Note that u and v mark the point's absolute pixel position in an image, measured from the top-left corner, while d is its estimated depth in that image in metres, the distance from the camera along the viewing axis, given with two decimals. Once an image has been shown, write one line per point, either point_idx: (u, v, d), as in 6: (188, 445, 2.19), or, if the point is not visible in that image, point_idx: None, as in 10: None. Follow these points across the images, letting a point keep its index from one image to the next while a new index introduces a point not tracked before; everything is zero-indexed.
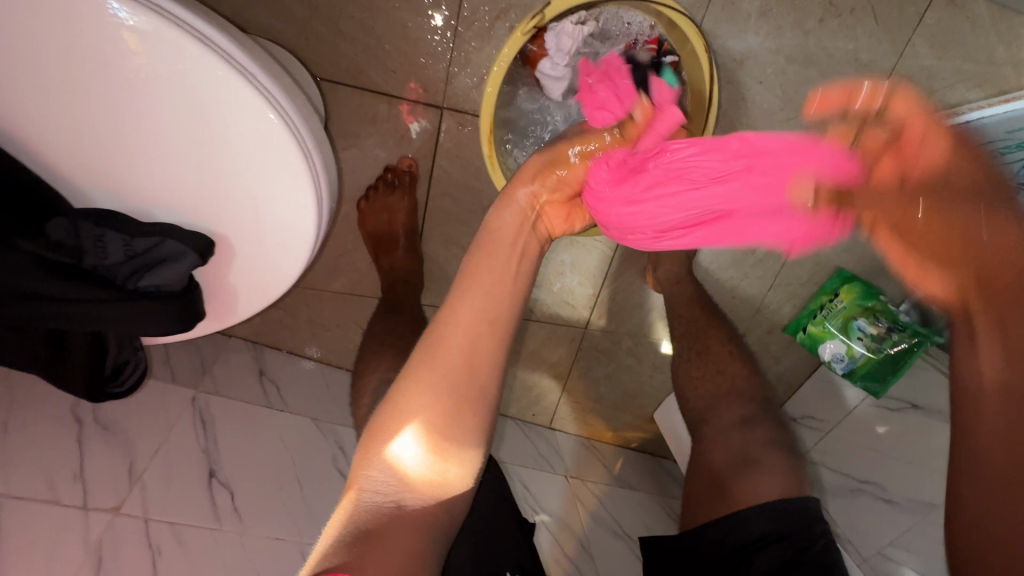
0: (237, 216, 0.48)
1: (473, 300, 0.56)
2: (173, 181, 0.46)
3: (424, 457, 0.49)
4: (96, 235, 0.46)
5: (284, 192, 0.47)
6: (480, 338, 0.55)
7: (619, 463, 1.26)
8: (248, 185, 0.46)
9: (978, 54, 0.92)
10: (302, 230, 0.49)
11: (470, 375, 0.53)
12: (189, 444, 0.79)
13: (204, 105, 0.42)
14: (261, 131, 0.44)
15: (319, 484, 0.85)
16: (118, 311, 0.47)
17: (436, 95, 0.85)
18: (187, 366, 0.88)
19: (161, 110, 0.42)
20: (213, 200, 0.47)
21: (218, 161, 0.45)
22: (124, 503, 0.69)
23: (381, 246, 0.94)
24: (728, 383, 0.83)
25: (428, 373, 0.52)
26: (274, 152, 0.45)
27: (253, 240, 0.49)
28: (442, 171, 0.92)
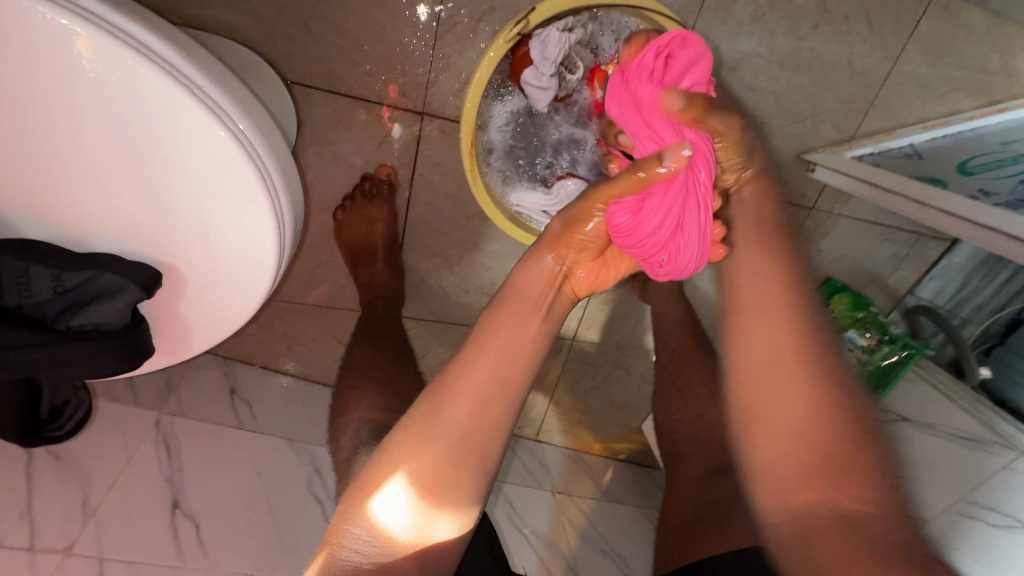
0: (188, 243, 0.43)
1: (483, 353, 0.49)
2: (112, 207, 0.41)
3: (411, 524, 0.44)
4: (19, 270, 0.41)
5: (240, 218, 0.42)
6: (488, 397, 0.48)
7: (608, 475, 1.24)
8: (199, 210, 0.41)
9: (971, 63, 0.91)
10: (262, 258, 0.45)
11: (476, 438, 0.47)
12: (151, 473, 0.74)
13: (145, 123, 0.37)
14: (212, 152, 0.39)
15: (292, 511, 0.81)
16: (47, 357, 0.42)
17: (416, 100, 0.80)
18: (151, 388, 0.83)
19: (96, 129, 0.37)
20: (158, 224, 0.42)
21: (165, 185, 0.40)
22: (76, 542, 0.65)
23: (359, 258, 0.89)
24: (707, 427, 0.82)
25: (422, 432, 0.46)
26: (228, 174, 0.40)
27: (207, 269, 0.45)
28: (423, 180, 0.87)
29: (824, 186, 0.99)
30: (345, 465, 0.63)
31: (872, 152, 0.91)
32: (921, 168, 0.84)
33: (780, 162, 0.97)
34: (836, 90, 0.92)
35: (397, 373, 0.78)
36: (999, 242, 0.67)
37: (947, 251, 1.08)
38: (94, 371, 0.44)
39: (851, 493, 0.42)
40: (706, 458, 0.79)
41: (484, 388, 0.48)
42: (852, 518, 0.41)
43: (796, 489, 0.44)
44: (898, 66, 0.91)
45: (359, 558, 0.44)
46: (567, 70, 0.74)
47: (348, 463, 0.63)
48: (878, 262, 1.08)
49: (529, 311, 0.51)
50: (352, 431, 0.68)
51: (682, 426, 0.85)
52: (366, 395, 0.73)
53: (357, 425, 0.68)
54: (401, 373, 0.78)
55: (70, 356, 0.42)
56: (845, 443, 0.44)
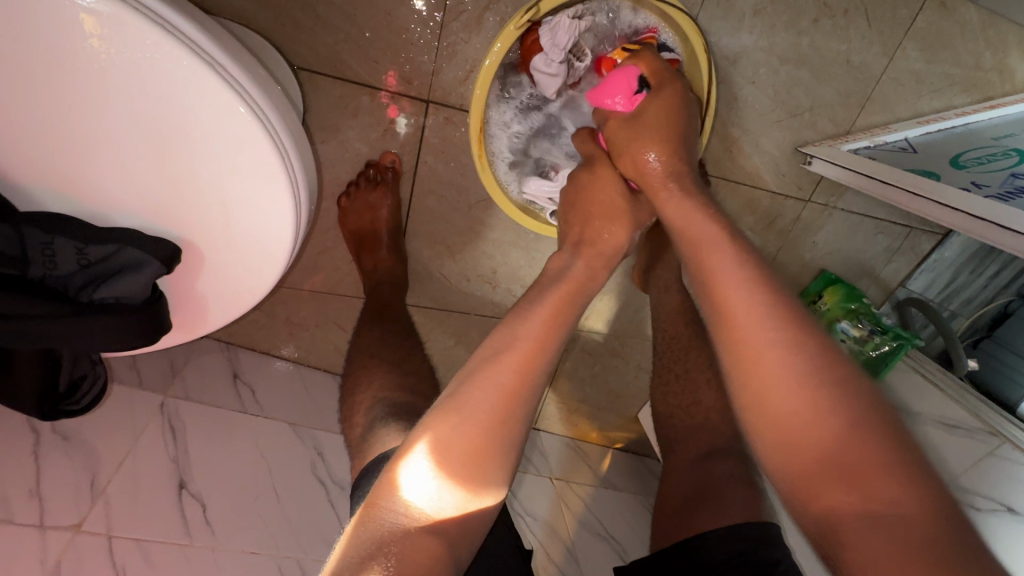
0: (207, 219, 0.44)
1: (524, 339, 0.52)
2: (135, 182, 0.42)
3: (453, 491, 0.46)
4: (45, 242, 0.43)
5: (258, 195, 0.43)
6: (527, 379, 0.51)
7: (605, 463, 1.26)
8: (219, 186, 0.42)
9: (966, 59, 0.93)
10: (279, 236, 0.46)
11: (512, 414, 0.49)
12: (158, 453, 0.75)
13: (167, 99, 0.38)
14: (232, 129, 0.40)
15: (298, 493, 0.82)
16: (72, 327, 0.44)
17: (422, 88, 0.81)
18: (156, 370, 0.84)
19: (120, 104, 0.38)
20: (178, 199, 0.43)
21: (186, 161, 0.41)
22: (85, 519, 0.65)
23: (363, 245, 0.90)
24: (700, 416, 0.84)
25: (466, 405, 0.48)
26: (247, 151, 0.41)
27: (224, 245, 0.46)
28: (428, 168, 0.88)
29: (821, 179, 1.01)
30: (362, 439, 0.67)
31: (868, 145, 0.93)
32: (915, 161, 0.86)
33: (778, 155, 0.98)
34: (834, 84, 0.94)
35: (403, 358, 0.79)
36: (990, 232, 0.69)
37: (938, 245, 1.10)
38: (114, 343, 0.46)
39: (883, 485, 0.38)
40: (702, 442, 0.81)
41: (523, 370, 0.51)
42: (889, 515, 0.37)
43: (822, 486, 0.40)
44: (894, 61, 0.93)
45: (402, 522, 0.44)
46: (576, 58, 0.75)
47: (365, 436, 0.67)
48: (871, 255, 1.10)
49: (562, 307, 0.57)
50: (367, 407, 0.72)
51: (676, 414, 0.86)
52: (378, 374, 0.76)
53: (371, 403, 0.72)
54: (407, 358, 0.79)
55: (94, 327, 0.44)
56: (862, 430, 0.40)
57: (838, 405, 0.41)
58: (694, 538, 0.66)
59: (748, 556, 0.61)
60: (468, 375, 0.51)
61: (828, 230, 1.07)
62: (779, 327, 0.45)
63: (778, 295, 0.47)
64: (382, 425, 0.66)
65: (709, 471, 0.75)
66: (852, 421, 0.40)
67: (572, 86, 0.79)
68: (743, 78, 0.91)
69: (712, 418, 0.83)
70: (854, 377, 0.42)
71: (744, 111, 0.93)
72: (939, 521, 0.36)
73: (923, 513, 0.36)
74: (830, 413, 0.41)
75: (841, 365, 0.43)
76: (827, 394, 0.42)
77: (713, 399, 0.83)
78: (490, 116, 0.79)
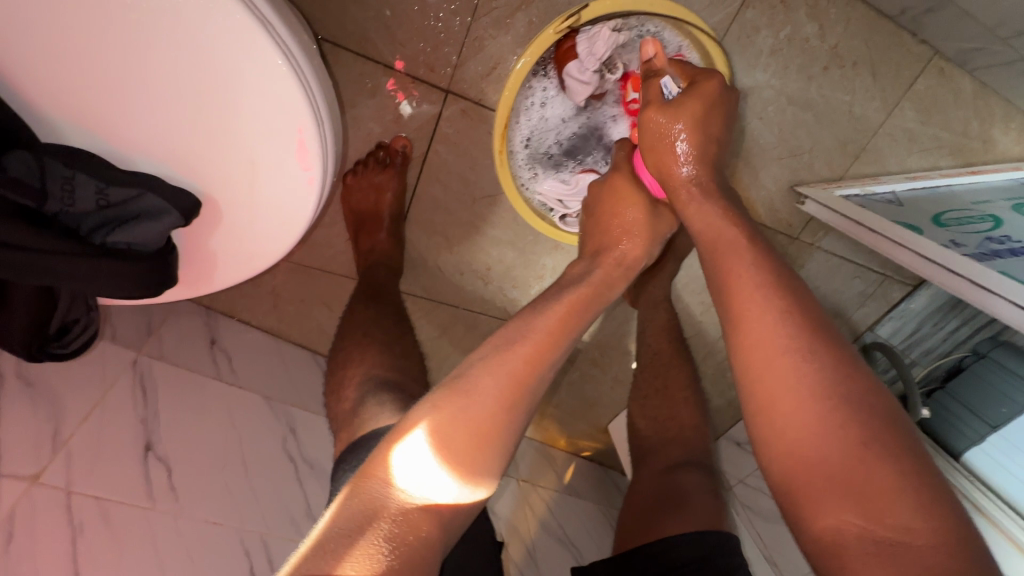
0: (232, 176, 0.44)
1: (533, 337, 0.54)
2: (166, 132, 0.41)
3: (451, 480, 0.46)
4: (66, 176, 0.42)
5: (287, 160, 0.43)
6: (530, 377, 0.52)
7: (570, 470, 1.28)
8: (251, 147, 0.42)
9: (955, 126, 0.99)
10: (301, 203, 0.46)
11: (513, 407, 0.50)
12: (126, 411, 0.72)
13: (213, 54, 0.37)
14: (275, 93, 0.40)
15: (268, 465, 0.80)
16: (85, 268, 0.44)
17: (443, 78, 0.81)
18: (131, 326, 0.82)
19: (162, 52, 0.37)
20: (206, 153, 0.43)
21: (221, 118, 0.40)
22: (44, 471, 0.61)
23: (363, 226, 0.90)
24: (672, 434, 0.86)
25: (466, 394, 0.49)
26: (285, 116, 0.41)
27: (244, 204, 0.46)
28: (437, 157, 0.88)
29: (810, 219, 1.07)
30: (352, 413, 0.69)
31: (858, 194, 0.97)
32: (901, 213, 0.91)
33: (773, 191, 1.03)
34: (834, 131, 0.98)
35: (396, 339, 0.79)
36: (962, 287, 0.73)
37: (908, 295, 1.19)
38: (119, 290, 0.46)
39: (901, 518, 0.41)
40: (675, 452, 0.83)
41: (529, 368, 0.52)
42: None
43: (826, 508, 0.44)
44: (891, 117, 0.98)
45: (394, 498, 0.43)
46: (607, 72, 0.78)
47: (355, 410, 0.69)
48: (847, 297, 1.19)
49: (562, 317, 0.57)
50: (358, 383, 0.73)
51: (651, 427, 0.88)
52: (371, 353, 0.76)
53: (360, 379, 0.73)
54: (400, 339, 0.80)
55: (107, 270, 0.45)
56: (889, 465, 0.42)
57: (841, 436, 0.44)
58: (656, 542, 0.68)
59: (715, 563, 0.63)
60: (470, 365, 0.52)
61: (812, 269, 1.14)
62: (824, 381, 0.46)
63: (806, 301, 0.51)
64: (373, 401, 0.69)
65: (679, 483, 0.77)
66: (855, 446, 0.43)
67: (600, 99, 0.81)
68: (751, 113, 0.95)
69: (685, 430, 0.86)
70: (868, 399, 0.45)
71: (748, 144, 0.97)
72: (947, 552, 0.39)
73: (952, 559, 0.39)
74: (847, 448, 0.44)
75: (859, 392, 0.45)
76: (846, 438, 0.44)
77: (686, 417, 0.87)
78: (518, 114, 0.81)
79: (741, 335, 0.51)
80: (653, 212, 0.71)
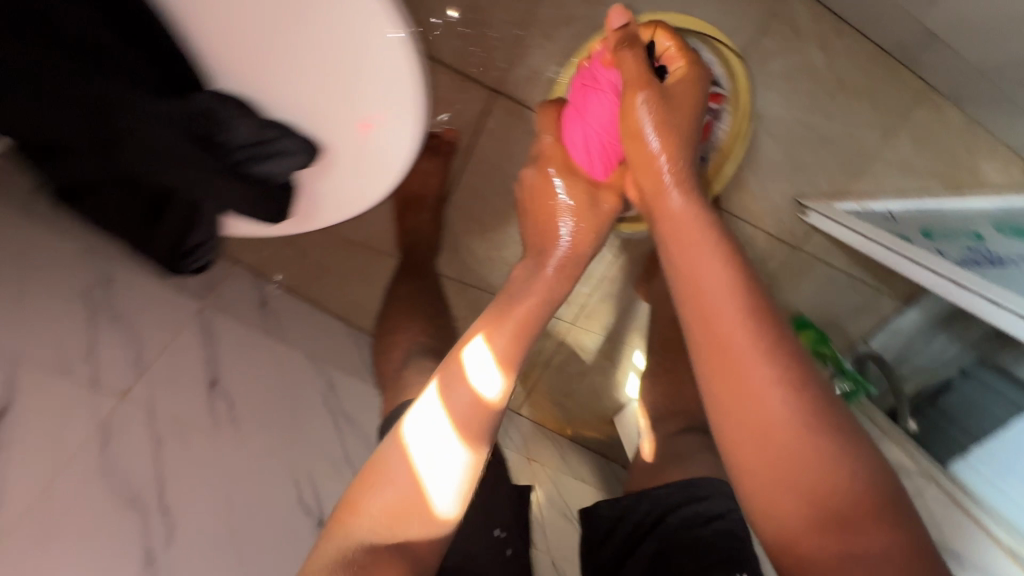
0: (349, 132, 0.57)
1: (545, 281, 0.75)
2: (307, 93, 0.54)
3: (497, 383, 0.65)
4: (231, 116, 0.55)
5: (393, 123, 0.56)
6: (544, 306, 0.73)
7: (574, 457, 1.35)
8: (368, 111, 0.55)
9: (945, 155, 1.10)
10: (398, 156, 0.60)
11: (529, 330, 0.71)
12: (194, 351, 0.81)
13: (355, 39, 0.48)
14: (394, 72, 0.51)
15: (310, 413, 0.88)
16: (233, 188, 0.58)
17: (493, 79, 0.92)
18: (196, 280, 0.91)
19: (317, 34, 0.48)
20: (333, 112, 0.55)
21: (350, 88, 0.52)
22: (131, 389, 0.69)
23: (408, 207, 1.00)
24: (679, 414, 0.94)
25: (506, 318, 0.70)
26: (399, 90, 0.52)
27: (354, 154, 0.60)
28: (480, 150, 0.98)
29: (811, 231, 1.17)
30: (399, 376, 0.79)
31: (856, 209, 1.07)
32: (894, 227, 1.01)
33: (779, 203, 1.13)
34: (836, 152, 1.09)
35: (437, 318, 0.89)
36: (946, 287, 0.83)
37: (900, 310, 1.29)
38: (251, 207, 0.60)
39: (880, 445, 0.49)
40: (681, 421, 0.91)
41: (543, 299, 0.73)
42: (867, 553, 0.45)
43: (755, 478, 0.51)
44: (888, 143, 1.08)
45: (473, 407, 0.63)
46: (657, 59, 0.74)
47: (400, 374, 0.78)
48: (841, 308, 1.29)
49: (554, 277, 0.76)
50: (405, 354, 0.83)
51: (657, 404, 0.97)
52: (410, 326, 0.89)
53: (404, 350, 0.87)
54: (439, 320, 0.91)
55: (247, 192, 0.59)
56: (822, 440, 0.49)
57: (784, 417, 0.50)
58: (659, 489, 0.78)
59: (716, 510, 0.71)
60: (505, 298, 0.73)
61: (809, 279, 1.24)
62: None
63: None
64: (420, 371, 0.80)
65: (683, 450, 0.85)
66: (795, 431, 0.49)
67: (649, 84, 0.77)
68: (763, 130, 1.05)
69: (690, 405, 0.94)
70: None
71: (758, 158, 1.08)
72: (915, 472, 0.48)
73: (887, 538, 0.45)
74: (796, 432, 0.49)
75: None
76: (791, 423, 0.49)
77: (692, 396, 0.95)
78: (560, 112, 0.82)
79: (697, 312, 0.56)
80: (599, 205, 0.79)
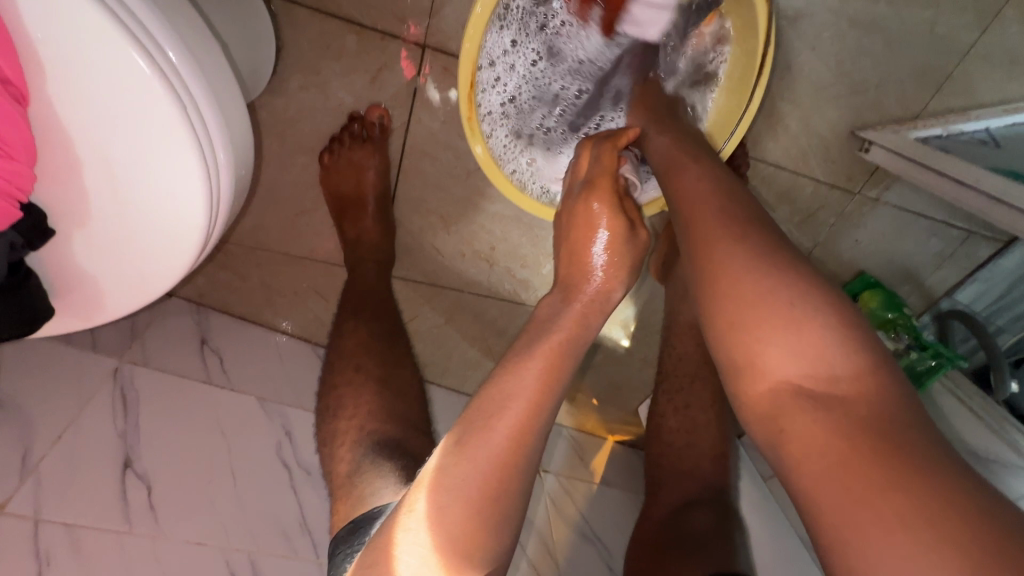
0: (105, 228, 0.34)
1: (513, 398, 0.43)
2: (58, 180, 0.32)
3: (456, 508, 0.39)
4: None
5: (158, 210, 0.33)
6: (503, 491, 0.41)
7: (605, 461, 1.16)
8: (124, 194, 0.33)
9: None
10: (174, 262, 0.36)
11: (489, 503, 0.40)
12: (103, 425, 0.68)
13: (112, 111, 0.30)
14: (168, 150, 0.31)
15: (257, 475, 0.75)
16: None
17: (418, 31, 0.69)
18: (113, 333, 0.78)
19: (77, 97, 0.29)
20: (82, 204, 0.33)
21: (112, 182, 0.32)
22: (10, 500, 0.58)
23: (346, 212, 0.81)
24: (693, 460, 0.78)
25: (443, 487, 0.40)
26: (164, 167, 0.32)
27: (102, 257, 0.36)
28: (422, 125, 0.76)
29: (874, 168, 0.89)
30: (349, 480, 0.64)
31: (939, 135, 0.78)
32: (995, 159, 0.73)
33: (830, 137, 0.85)
34: (910, 58, 0.79)
35: (391, 373, 0.75)
36: None
37: (998, 253, 0.97)
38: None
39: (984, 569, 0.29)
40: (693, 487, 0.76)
41: (514, 446, 0.41)
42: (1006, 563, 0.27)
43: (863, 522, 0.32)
44: (987, 34, 0.77)
45: None
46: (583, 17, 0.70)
47: (353, 475, 0.64)
48: (920, 260, 1.00)
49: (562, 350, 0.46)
50: (353, 441, 0.68)
51: (678, 440, 0.79)
52: (366, 397, 0.72)
53: (355, 437, 0.69)
54: (399, 372, 0.76)
55: None
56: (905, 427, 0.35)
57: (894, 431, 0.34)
58: None
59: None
60: (566, 266, 0.56)
61: (876, 229, 0.96)
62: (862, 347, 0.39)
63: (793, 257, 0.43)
64: (373, 465, 0.64)
65: (692, 525, 0.70)
66: (829, 349, 0.38)
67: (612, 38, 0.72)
68: (800, 42, 0.78)
69: (702, 465, 0.77)
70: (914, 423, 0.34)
71: (797, 82, 0.80)
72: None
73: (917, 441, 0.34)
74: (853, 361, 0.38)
75: (947, 477, 0.31)
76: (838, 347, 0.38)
77: (709, 445, 0.78)
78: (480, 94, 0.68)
79: (752, 361, 0.40)
80: (631, 235, 0.56)
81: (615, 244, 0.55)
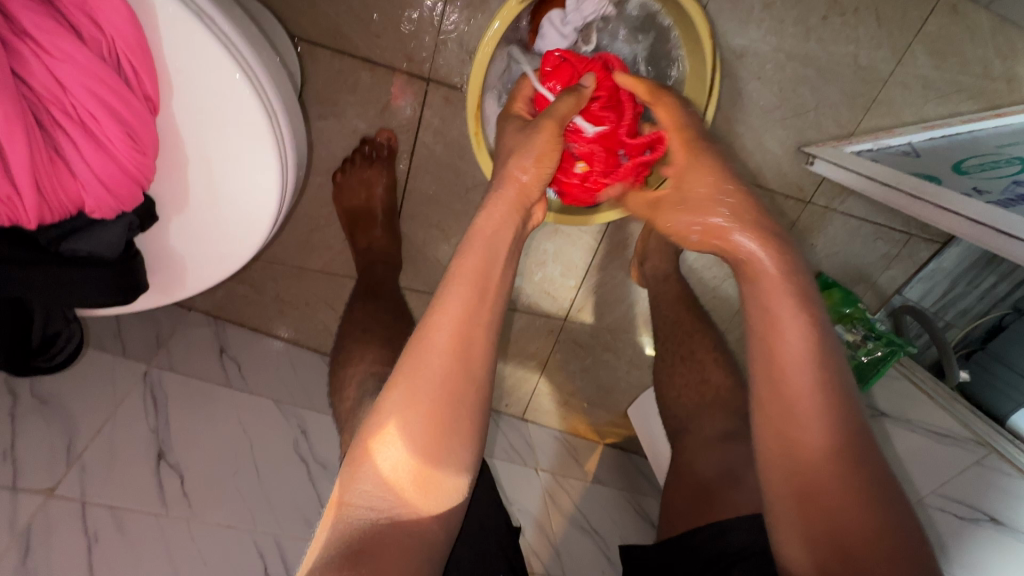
0: (201, 210, 0.44)
1: (464, 289, 0.49)
2: (171, 171, 0.42)
3: (432, 386, 0.46)
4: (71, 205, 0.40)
5: (243, 194, 0.43)
6: (465, 373, 0.47)
7: (594, 458, 1.25)
8: (216, 183, 0.43)
9: (973, 67, 0.92)
10: (250, 239, 0.46)
11: (460, 381, 0.47)
12: (137, 422, 0.74)
13: (213, 116, 0.39)
14: (253, 146, 0.41)
15: (280, 469, 0.81)
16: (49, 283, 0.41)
17: (422, 66, 0.79)
18: (141, 340, 0.84)
19: (189, 107, 0.39)
20: (187, 191, 0.43)
21: (210, 172, 0.42)
22: (60, 484, 0.63)
23: (357, 225, 0.90)
24: (711, 392, 0.83)
25: (421, 371, 0.46)
26: (250, 160, 0.42)
27: (197, 234, 0.46)
28: (426, 148, 0.87)
29: (821, 180, 1.02)
30: (352, 412, 0.65)
31: (871, 148, 0.92)
32: (917, 166, 0.85)
33: (780, 154, 0.98)
34: (840, 85, 0.93)
35: (397, 336, 0.78)
36: (990, 237, 0.69)
37: (937, 253, 1.10)
38: (89, 301, 0.44)
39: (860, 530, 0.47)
40: (701, 441, 0.80)
41: (467, 335, 0.48)
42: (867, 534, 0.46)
43: (814, 484, 0.48)
44: (902, 64, 0.92)
45: (371, 517, 0.44)
46: (584, 40, 0.74)
47: (354, 411, 0.65)
48: (870, 261, 1.11)
49: (487, 258, 0.51)
50: (358, 380, 0.70)
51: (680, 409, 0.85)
52: (371, 350, 0.75)
53: (362, 376, 0.70)
54: (400, 337, 0.79)
55: (71, 283, 0.42)
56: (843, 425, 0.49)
57: (837, 434, 0.49)
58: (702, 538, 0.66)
59: (743, 559, 0.61)
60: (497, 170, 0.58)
61: (829, 233, 1.08)
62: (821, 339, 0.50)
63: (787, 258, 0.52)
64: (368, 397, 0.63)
65: (674, 492, 0.78)
66: (837, 425, 0.49)
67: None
68: (748, 73, 0.91)
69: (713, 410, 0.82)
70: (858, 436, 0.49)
71: (748, 106, 0.93)
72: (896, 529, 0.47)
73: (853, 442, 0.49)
74: (840, 439, 0.49)
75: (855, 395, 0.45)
76: (831, 420, 0.49)
77: (718, 389, 0.83)
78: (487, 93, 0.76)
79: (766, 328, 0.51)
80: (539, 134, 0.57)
81: (542, 156, 0.56)
